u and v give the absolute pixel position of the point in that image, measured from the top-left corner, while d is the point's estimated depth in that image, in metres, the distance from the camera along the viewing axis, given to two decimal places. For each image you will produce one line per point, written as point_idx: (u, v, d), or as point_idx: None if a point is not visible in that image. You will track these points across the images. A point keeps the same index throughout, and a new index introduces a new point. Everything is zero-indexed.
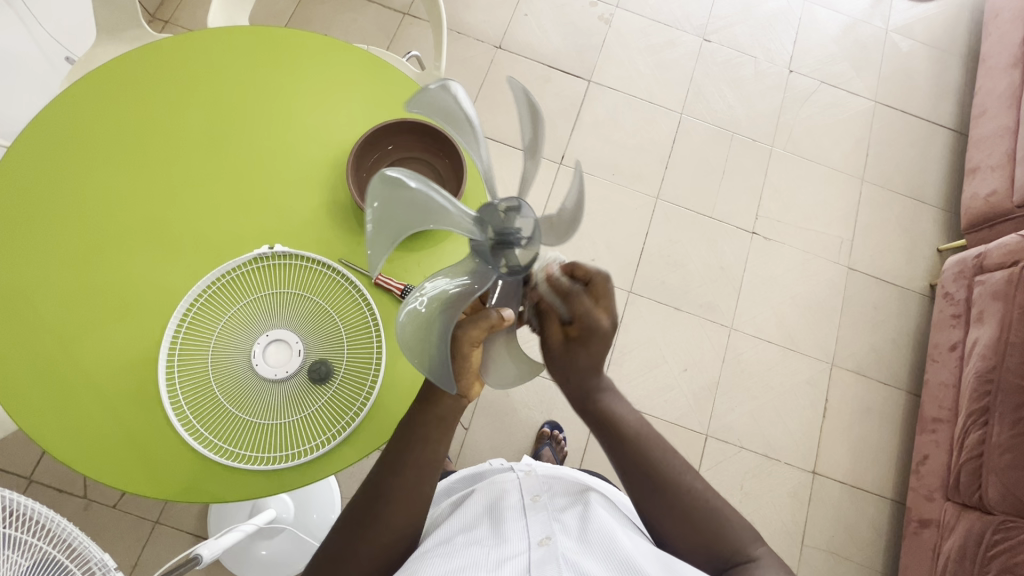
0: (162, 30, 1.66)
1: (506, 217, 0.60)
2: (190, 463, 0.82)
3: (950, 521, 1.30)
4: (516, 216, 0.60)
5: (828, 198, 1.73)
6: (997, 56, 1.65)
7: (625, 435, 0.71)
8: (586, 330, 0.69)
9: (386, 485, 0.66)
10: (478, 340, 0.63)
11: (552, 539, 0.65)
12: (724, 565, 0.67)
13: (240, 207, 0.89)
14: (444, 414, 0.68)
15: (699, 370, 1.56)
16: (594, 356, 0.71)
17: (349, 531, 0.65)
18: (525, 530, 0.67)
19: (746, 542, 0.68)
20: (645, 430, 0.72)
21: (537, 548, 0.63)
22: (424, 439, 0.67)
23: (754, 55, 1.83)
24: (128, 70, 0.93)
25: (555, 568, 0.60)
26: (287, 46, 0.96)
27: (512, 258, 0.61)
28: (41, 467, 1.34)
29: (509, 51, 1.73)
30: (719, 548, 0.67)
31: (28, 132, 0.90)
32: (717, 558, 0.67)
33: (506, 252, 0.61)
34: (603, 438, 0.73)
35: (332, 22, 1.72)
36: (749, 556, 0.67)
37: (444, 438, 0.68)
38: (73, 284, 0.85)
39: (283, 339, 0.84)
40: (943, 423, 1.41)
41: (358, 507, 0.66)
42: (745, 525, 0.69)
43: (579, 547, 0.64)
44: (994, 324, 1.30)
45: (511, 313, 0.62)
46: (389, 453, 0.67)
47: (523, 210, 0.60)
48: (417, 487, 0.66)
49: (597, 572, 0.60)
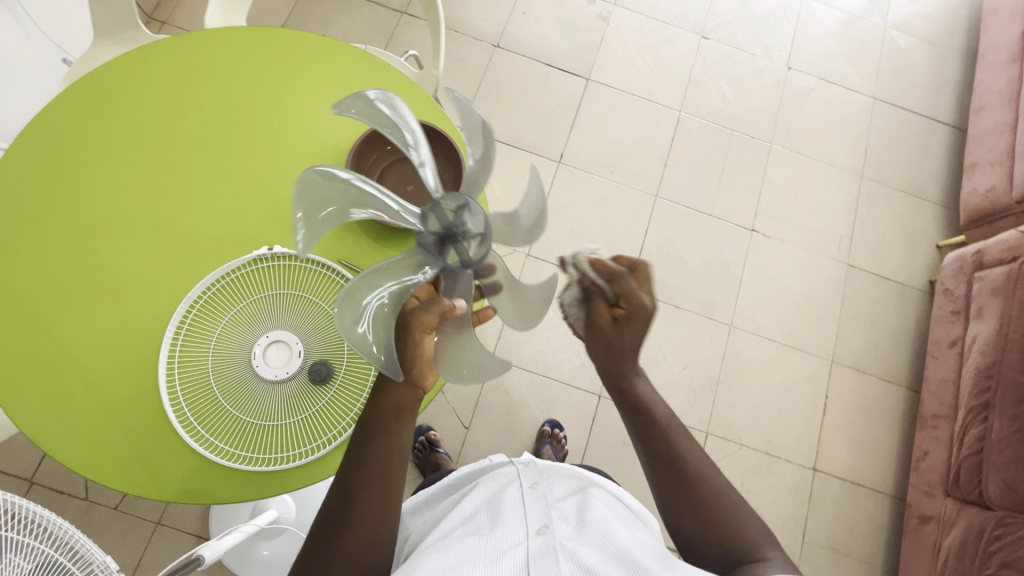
0: (159, 32, 1.66)
1: (457, 214, 0.63)
2: (191, 464, 0.82)
3: (951, 517, 1.30)
4: (465, 213, 0.63)
5: (828, 195, 1.73)
6: (996, 51, 1.64)
7: (652, 421, 0.72)
8: (632, 310, 0.68)
9: (351, 483, 0.65)
10: (431, 327, 0.64)
11: (550, 528, 0.65)
12: (731, 560, 0.66)
13: (238, 209, 0.89)
14: (399, 405, 0.67)
15: (699, 367, 1.56)
16: (637, 337, 0.69)
17: (328, 528, 0.64)
18: (523, 520, 0.67)
19: (758, 542, 0.66)
20: (672, 422, 0.73)
21: (536, 538, 0.63)
22: (385, 431, 0.66)
23: (753, 52, 1.82)
24: (126, 71, 0.93)
25: (553, 558, 0.60)
26: (287, 47, 0.96)
27: (463, 251, 0.64)
28: (42, 469, 1.34)
29: (507, 50, 1.73)
30: (728, 542, 0.67)
31: (25, 134, 0.89)
32: (726, 555, 0.67)
33: (455, 246, 0.64)
34: (632, 426, 0.74)
35: (330, 22, 1.72)
36: (759, 556, 0.65)
37: (405, 426, 0.67)
38: (73, 286, 0.85)
39: (282, 340, 0.83)
40: (943, 419, 1.41)
41: (334, 503, 0.65)
42: (760, 525, 0.68)
43: (576, 534, 0.64)
44: (994, 320, 1.30)
45: (463, 304, 0.64)
46: (351, 449, 0.67)
47: (472, 207, 0.63)
48: (384, 476, 0.65)
49: (595, 559, 0.61)
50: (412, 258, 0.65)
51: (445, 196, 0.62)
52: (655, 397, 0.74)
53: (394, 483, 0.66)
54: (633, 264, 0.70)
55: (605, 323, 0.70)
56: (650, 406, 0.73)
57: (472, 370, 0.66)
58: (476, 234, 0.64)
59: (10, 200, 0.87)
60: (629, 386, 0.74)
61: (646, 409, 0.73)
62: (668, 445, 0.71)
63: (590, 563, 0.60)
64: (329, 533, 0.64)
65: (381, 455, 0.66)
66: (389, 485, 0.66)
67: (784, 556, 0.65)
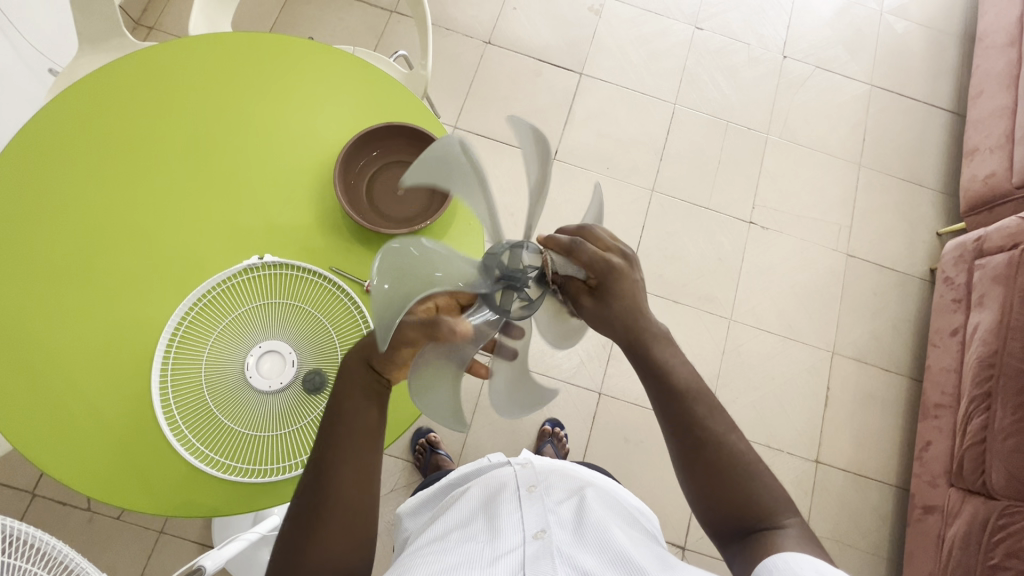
0: (147, 37, 1.65)
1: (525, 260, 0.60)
2: (185, 476, 0.82)
3: (954, 507, 1.29)
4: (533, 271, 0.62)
5: (826, 185, 1.72)
6: (994, 35, 1.62)
7: (674, 386, 0.68)
8: (602, 274, 0.62)
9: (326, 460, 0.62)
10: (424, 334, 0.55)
11: (547, 532, 0.64)
12: (748, 528, 0.64)
13: (227, 218, 0.88)
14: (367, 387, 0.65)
15: (699, 362, 1.55)
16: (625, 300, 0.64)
17: (304, 517, 0.61)
18: (520, 523, 0.67)
19: (777, 509, 0.65)
20: (694, 384, 0.68)
21: (532, 542, 0.63)
22: (353, 411, 0.64)
23: (747, 42, 1.80)
24: (112, 81, 0.92)
25: (549, 561, 0.59)
26: (271, 52, 0.95)
27: (509, 298, 0.60)
28: (44, 481, 1.34)
29: (499, 46, 1.71)
30: (747, 511, 0.64)
31: (12, 147, 0.89)
32: (744, 523, 0.65)
33: (507, 288, 0.60)
34: (652, 387, 0.69)
35: (318, 24, 1.70)
36: (777, 523, 0.64)
37: (375, 409, 0.65)
38: (63, 301, 0.84)
39: (276, 351, 0.83)
40: (946, 408, 1.40)
41: (308, 494, 0.62)
42: (781, 491, 0.66)
43: (573, 539, 0.63)
44: (995, 307, 1.29)
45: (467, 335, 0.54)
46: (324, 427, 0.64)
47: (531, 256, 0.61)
48: (358, 466, 0.63)
49: (592, 563, 0.60)
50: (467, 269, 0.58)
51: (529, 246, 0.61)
52: (675, 359, 0.68)
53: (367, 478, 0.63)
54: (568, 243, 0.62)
55: (588, 304, 0.64)
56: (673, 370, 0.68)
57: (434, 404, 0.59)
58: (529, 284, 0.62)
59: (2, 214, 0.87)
60: (645, 351, 0.67)
61: (665, 373, 0.67)
62: (690, 409, 0.67)
63: (585, 565, 0.59)
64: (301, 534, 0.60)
65: (353, 436, 0.63)
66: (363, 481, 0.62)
67: (802, 524, 0.64)
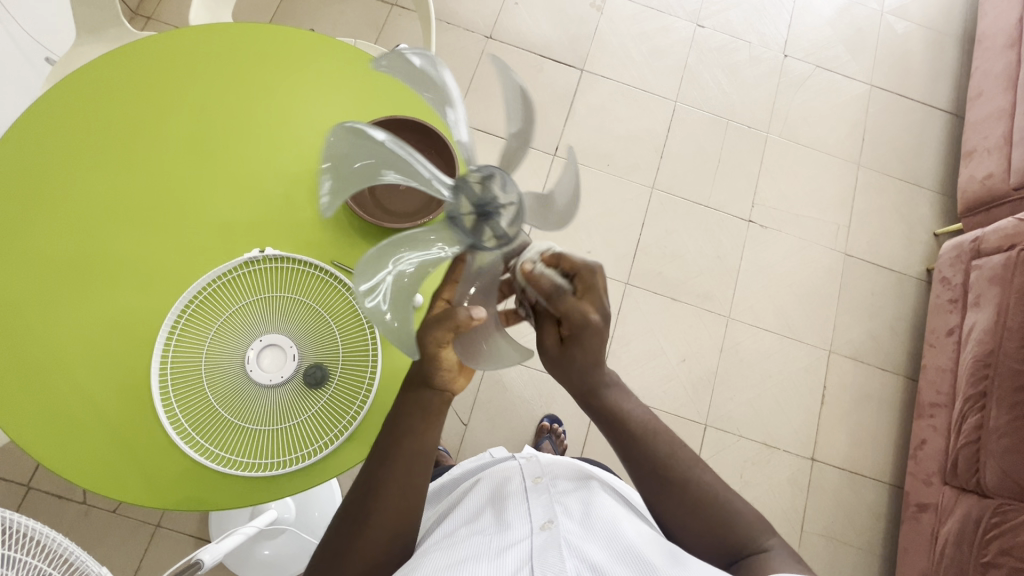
0: (145, 27, 1.63)
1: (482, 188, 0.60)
2: (185, 469, 0.81)
3: (949, 505, 1.30)
4: (493, 185, 0.59)
5: (825, 184, 1.72)
6: (994, 36, 1.62)
7: (632, 435, 0.70)
8: (575, 329, 0.68)
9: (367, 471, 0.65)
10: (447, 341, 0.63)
11: (554, 522, 0.64)
12: (733, 556, 0.66)
13: (229, 210, 0.88)
14: (426, 406, 0.65)
15: (697, 359, 1.55)
16: (590, 353, 0.69)
17: (349, 523, 0.64)
18: (527, 514, 0.66)
19: (755, 534, 0.66)
20: (649, 427, 0.71)
21: (539, 533, 0.63)
22: (410, 430, 0.65)
23: (748, 41, 1.80)
24: (113, 69, 0.91)
25: (556, 552, 0.59)
26: (274, 44, 0.94)
27: (495, 227, 0.62)
28: (39, 474, 1.33)
29: (500, 41, 1.71)
30: (727, 540, 0.66)
31: (12, 134, 0.88)
32: (727, 552, 0.66)
33: (488, 223, 0.61)
34: (607, 433, 0.72)
35: (318, 16, 1.69)
36: (760, 547, 0.65)
37: (409, 419, 0.65)
38: (61, 292, 0.84)
39: (277, 344, 0.82)
40: (941, 408, 1.41)
41: (353, 503, 0.65)
42: (758, 516, 0.67)
43: (581, 531, 0.64)
44: (991, 308, 1.30)
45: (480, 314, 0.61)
46: (379, 443, 0.66)
47: (501, 177, 0.60)
48: (406, 477, 0.64)
49: (599, 556, 0.60)
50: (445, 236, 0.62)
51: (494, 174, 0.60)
52: (628, 406, 0.72)
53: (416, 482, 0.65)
54: (575, 268, 0.67)
55: (553, 343, 0.70)
56: (626, 415, 0.72)
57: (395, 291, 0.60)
58: (508, 232, 0.62)
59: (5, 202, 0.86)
60: (601, 400, 0.72)
61: (622, 419, 0.71)
62: (648, 447, 0.70)
63: (593, 558, 0.59)
64: (346, 538, 0.63)
65: (408, 454, 0.65)
66: (412, 485, 0.65)
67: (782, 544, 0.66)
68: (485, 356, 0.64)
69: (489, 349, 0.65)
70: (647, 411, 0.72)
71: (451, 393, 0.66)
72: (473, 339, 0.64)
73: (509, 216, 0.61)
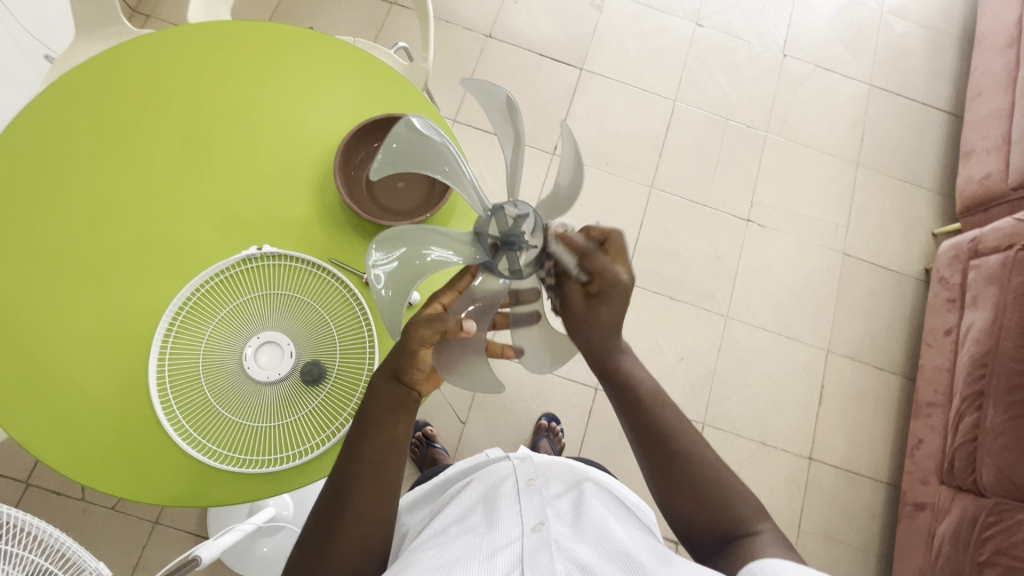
0: (144, 25, 1.63)
1: (513, 223, 0.62)
2: (183, 466, 0.82)
3: (945, 504, 1.31)
4: (523, 224, 0.62)
5: (823, 184, 1.72)
6: (993, 36, 1.62)
7: (643, 405, 0.70)
8: (604, 286, 0.64)
9: (348, 472, 0.64)
10: (429, 342, 0.62)
11: (546, 525, 0.64)
12: (724, 534, 0.66)
13: (227, 208, 0.88)
14: (394, 400, 0.65)
15: (695, 358, 1.56)
16: (615, 314, 0.65)
17: (322, 525, 0.64)
18: (519, 515, 0.67)
19: (749, 515, 0.66)
20: (660, 399, 0.70)
21: (530, 535, 0.63)
22: (379, 422, 0.65)
23: (748, 40, 1.80)
24: (115, 65, 0.91)
25: (547, 554, 0.60)
26: (276, 41, 0.94)
27: (513, 260, 0.64)
28: (37, 471, 1.34)
29: (499, 40, 1.71)
30: (720, 517, 0.66)
31: (11, 131, 0.88)
32: (717, 530, 0.66)
33: (507, 253, 0.63)
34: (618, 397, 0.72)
35: (318, 14, 1.69)
36: (751, 529, 0.65)
37: (402, 421, 0.66)
38: (59, 289, 0.84)
39: (274, 342, 0.83)
40: (938, 407, 1.42)
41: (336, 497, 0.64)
42: (753, 497, 0.68)
43: (572, 532, 0.64)
44: (988, 308, 1.30)
45: (469, 327, 0.61)
46: (349, 440, 0.66)
47: (533, 220, 0.63)
48: (371, 473, 0.64)
49: (590, 558, 0.60)
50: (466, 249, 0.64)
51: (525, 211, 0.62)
52: (642, 375, 0.71)
53: (386, 478, 0.65)
54: (604, 235, 0.64)
55: (579, 305, 0.66)
56: (637, 384, 0.70)
57: (398, 277, 0.61)
58: (523, 268, 0.65)
59: (9, 197, 0.86)
60: (616, 366, 0.69)
61: (637, 382, 0.70)
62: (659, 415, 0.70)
63: (584, 559, 0.60)
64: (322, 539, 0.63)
65: (378, 447, 0.65)
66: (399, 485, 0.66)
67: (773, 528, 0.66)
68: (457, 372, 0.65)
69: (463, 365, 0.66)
70: (658, 384, 0.71)
71: (417, 393, 0.66)
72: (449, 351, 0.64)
73: (530, 253, 0.64)
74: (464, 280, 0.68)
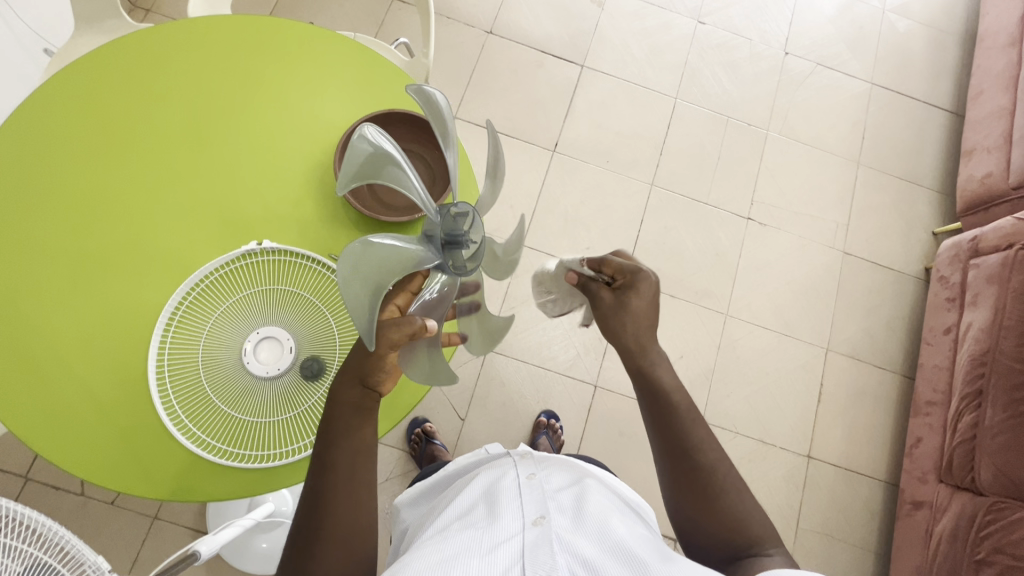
0: (144, 19, 1.62)
1: (457, 220, 0.61)
2: (184, 462, 0.82)
3: (943, 502, 1.31)
4: (466, 220, 0.61)
5: (824, 183, 1.72)
6: (996, 35, 1.62)
7: (673, 411, 0.73)
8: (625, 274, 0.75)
9: (321, 481, 0.64)
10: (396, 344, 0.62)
11: (546, 519, 0.64)
12: (735, 552, 0.65)
13: (227, 203, 0.88)
14: (359, 405, 0.66)
15: (694, 356, 1.56)
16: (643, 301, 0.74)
17: (309, 520, 0.63)
18: (519, 511, 0.67)
19: (763, 537, 0.65)
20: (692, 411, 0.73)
21: (531, 529, 0.63)
22: (346, 430, 0.66)
23: (749, 37, 1.80)
24: (113, 59, 0.91)
25: (548, 548, 0.59)
26: (274, 35, 0.94)
27: (459, 258, 0.63)
28: (36, 465, 1.34)
29: (500, 36, 1.70)
30: (734, 534, 0.66)
31: (9, 126, 0.87)
32: (730, 547, 0.66)
33: (453, 252, 0.62)
34: (645, 403, 0.75)
35: (318, 10, 1.68)
36: (763, 551, 0.64)
37: (367, 426, 0.67)
38: (58, 284, 0.84)
39: (273, 337, 0.83)
40: (937, 406, 1.42)
41: (318, 494, 0.64)
42: (767, 521, 0.67)
43: (573, 526, 0.64)
44: (988, 307, 1.30)
45: (434, 324, 0.62)
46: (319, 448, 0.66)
47: (474, 216, 0.61)
48: (353, 474, 0.65)
49: (591, 552, 0.60)
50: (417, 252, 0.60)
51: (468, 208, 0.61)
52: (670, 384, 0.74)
53: (363, 482, 0.65)
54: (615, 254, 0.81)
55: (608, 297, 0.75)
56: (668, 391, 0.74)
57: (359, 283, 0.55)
58: (468, 265, 0.63)
59: (8, 192, 0.86)
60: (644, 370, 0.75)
61: (666, 393, 0.74)
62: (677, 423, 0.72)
63: (586, 554, 0.59)
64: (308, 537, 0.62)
65: (348, 454, 0.65)
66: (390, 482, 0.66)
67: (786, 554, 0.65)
68: (416, 367, 0.65)
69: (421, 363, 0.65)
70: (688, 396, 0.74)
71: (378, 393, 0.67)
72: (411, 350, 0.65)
73: (475, 250, 0.62)
74: (416, 280, 0.65)
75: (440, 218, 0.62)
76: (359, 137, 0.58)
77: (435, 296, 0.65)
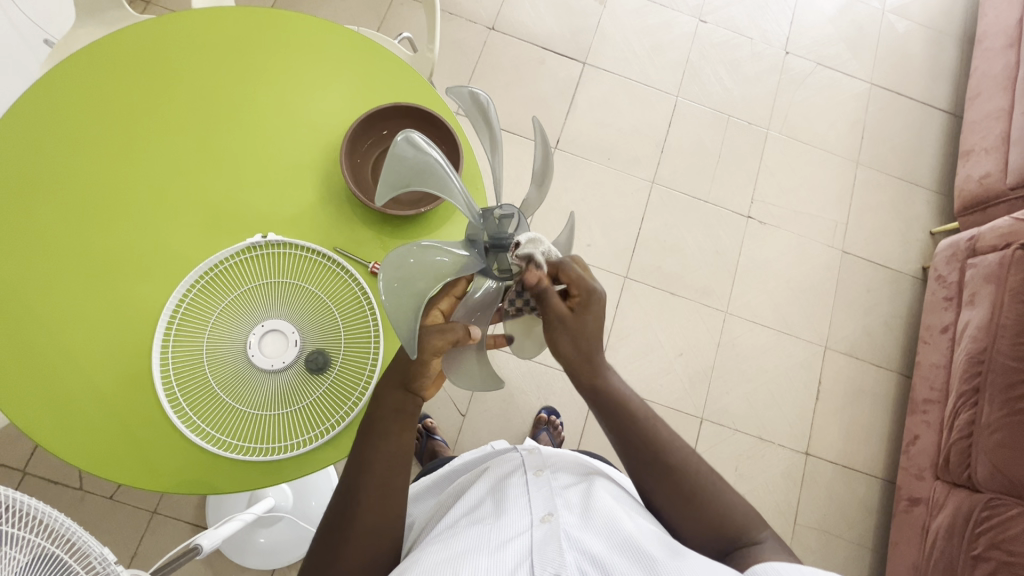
0: (144, 11, 1.61)
1: (502, 223, 0.61)
2: (188, 454, 0.81)
3: (940, 499, 1.32)
4: (510, 223, 0.62)
5: (823, 182, 1.73)
6: (994, 36, 1.63)
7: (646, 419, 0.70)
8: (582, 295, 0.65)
9: (358, 481, 0.65)
10: (439, 351, 0.62)
11: (554, 515, 0.64)
12: (726, 546, 0.67)
13: (232, 195, 0.87)
14: (399, 407, 0.66)
15: (694, 354, 1.56)
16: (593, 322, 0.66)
17: (337, 520, 0.64)
18: (528, 507, 0.67)
19: (749, 525, 0.67)
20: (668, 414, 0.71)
21: (539, 526, 0.63)
22: (385, 433, 0.66)
23: (750, 37, 1.81)
24: (116, 50, 0.90)
25: (556, 545, 0.59)
26: (278, 27, 0.94)
27: (504, 261, 0.64)
28: (34, 460, 1.33)
29: (502, 32, 1.70)
30: (723, 530, 0.67)
31: (12, 116, 0.87)
32: (722, 542, 0.67)
33: (499, 256, 0.63)
34: (608, 424, 0.71)
35: (320, 4, 1.68)
36: (753, 539, 0.66)
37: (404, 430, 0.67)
38: (63, 275, 0.83)
39: (278, 330, 0.82)
40: (934, 404, 1.43)
41: (346, 495, 0.65)
42: (749, 507, 0.68)
43: (582, 524, 0.64)
44: (986, 305, 1.32)
45: (477, 330, 0.64)
46: (355, 451, 0.67)
47: (518, 219, 0.62)
48: (376, 477, 0.65)
49: (599, 548, 0.60)
50: (462, 258, 0.62)
51: (507, 207, 0.62)
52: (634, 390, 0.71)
53: (398, 487, 0.66)
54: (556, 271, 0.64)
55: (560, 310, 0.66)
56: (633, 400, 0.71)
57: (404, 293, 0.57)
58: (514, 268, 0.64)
59: (12, 183, 0.85)
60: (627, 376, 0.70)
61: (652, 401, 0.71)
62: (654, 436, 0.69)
63: (594, 551, 0.60)
64: (335, 538, 0.63)
65: (388, 457, 0.66)
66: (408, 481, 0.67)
67: (774, 536, 0.67)
68: (464, 373, 0.67)
69: (462, 367, 0.67)
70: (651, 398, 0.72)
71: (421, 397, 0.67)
72: (456, 354, 0.65)
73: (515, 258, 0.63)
74: (460, 285, 0.66)
75: (484, 221, 0.62)
76: (404, 142, 0.54)
77: (482, 297, 0.66)
